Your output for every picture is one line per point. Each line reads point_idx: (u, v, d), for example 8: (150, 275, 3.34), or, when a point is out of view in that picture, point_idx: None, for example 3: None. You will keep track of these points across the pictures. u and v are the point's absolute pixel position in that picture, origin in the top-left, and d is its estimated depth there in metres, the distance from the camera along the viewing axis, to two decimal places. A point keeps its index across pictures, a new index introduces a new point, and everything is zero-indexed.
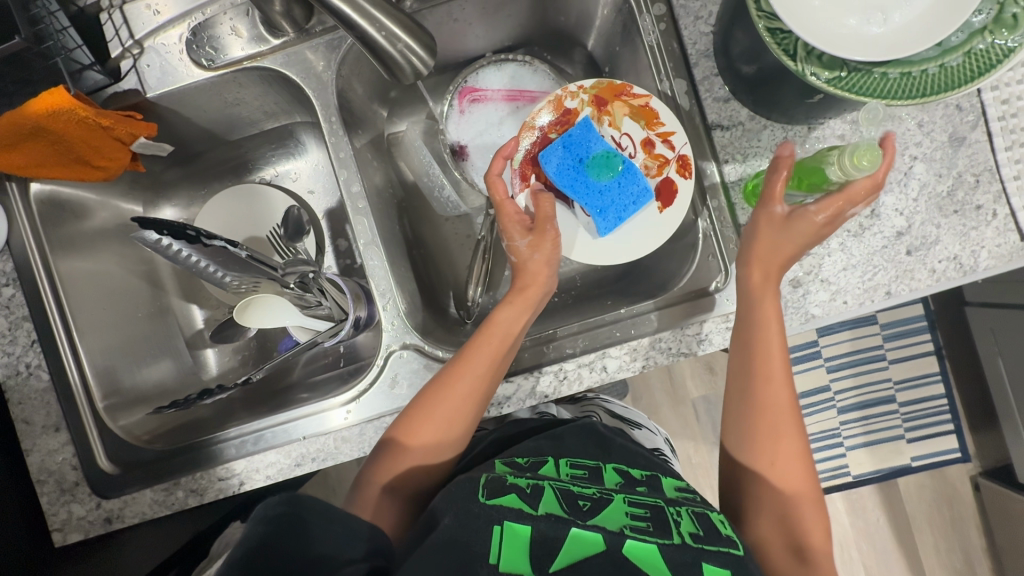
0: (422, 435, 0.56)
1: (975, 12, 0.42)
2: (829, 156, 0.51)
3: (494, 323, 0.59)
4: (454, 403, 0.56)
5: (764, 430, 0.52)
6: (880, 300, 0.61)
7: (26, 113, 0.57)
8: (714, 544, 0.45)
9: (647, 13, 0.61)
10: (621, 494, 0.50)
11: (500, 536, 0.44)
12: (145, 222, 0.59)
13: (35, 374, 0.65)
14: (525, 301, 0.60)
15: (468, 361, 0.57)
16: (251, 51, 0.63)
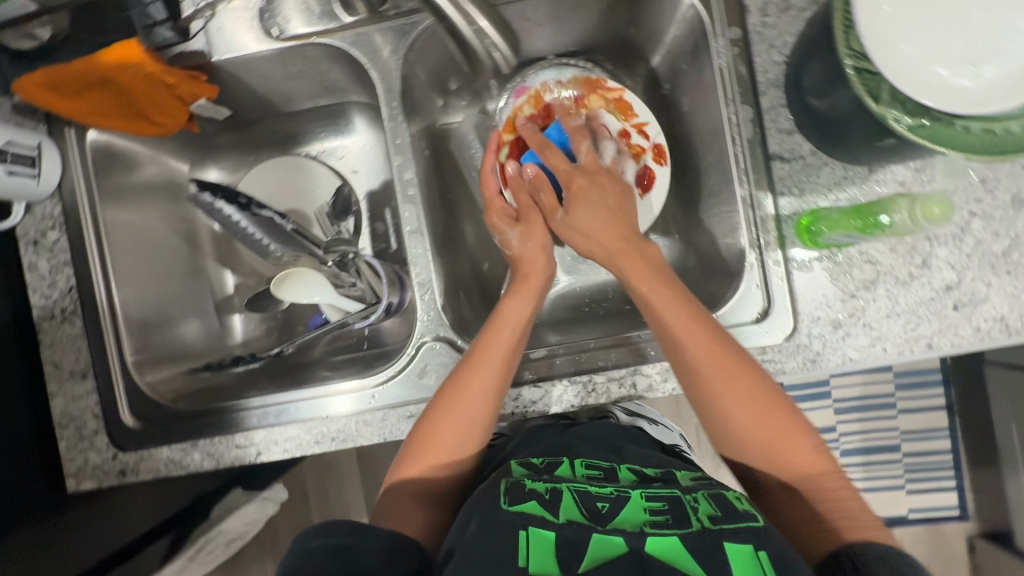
0: (443, 443, 0.56)
1: None
2: (894, 203, 0.57)
3: (501, 316, 0.60)
4: (475, 403, 0.56)
5: (746, 421, 0.52)
6: (920, 351, 0.60)
7: (99, 64, 0.58)
8: (733, 521, 0.46)
9: (721, 35, 0.61)
10: (638, 490, 0.51)
11: (526, 542, 0.45)
12: (207, 184, 0.64)
13: (69, 319, 0.66)
14: (530, 290, 0.62)
15: (482, 354, 0.58)
16: (322, 27, 0.64)
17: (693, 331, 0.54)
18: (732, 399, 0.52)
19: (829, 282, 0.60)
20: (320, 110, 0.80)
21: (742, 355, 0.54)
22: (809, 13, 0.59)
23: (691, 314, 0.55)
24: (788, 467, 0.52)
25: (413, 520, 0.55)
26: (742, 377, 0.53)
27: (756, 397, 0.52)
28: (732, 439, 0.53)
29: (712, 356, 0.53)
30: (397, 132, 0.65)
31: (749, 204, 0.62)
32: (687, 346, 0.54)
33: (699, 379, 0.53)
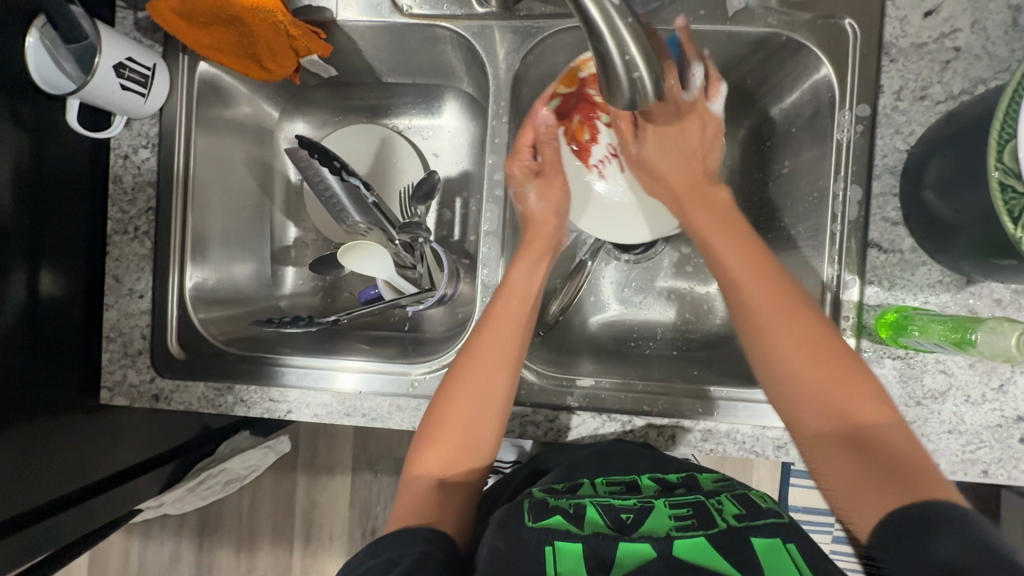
0: (452, 418, 0.56)
1: None
2: (1001, 325, 0.50)
3: (509, 284, 0.60)
4: (488, 378, 0.57)
5: (803, 365, 0.50)
6: (972, 475, 0.58)
7: (234, 1, 0.58)
8: (757, 518, 0.51)
9: (848, 109, 0.59)
10: (661, 499, 0.54)
11: (554, 556, 0.46)
12: (304, 143, 0.64)
13: (140, 239, 0.67)
14: (533, 256, 0.62)
15: (490, 322, 0.58)
16: (450, 11, 0.63)
17: (774, 309, 0.52)
18: (799, 359, 0.50)
19: (896, 382, 0.58)
20: (418, 86, 0.80)
21: (807, 300, 0.52)
22: (945, 107, 0.57)
23: (755, 266, 0.54)
24: (851, 416, 0.47)
25: (441, 510, 0.54)
26: (808, 319, 0.51)
27: (817, 337, 0.50)
28: (791, 399, 0.50)
29: (771, 300, 0.52)
30: (496, 131, 0.64)
31: (834, 285, 0.60)
32: (744, 278, 0.53)
33: (749, 309, 0.53)
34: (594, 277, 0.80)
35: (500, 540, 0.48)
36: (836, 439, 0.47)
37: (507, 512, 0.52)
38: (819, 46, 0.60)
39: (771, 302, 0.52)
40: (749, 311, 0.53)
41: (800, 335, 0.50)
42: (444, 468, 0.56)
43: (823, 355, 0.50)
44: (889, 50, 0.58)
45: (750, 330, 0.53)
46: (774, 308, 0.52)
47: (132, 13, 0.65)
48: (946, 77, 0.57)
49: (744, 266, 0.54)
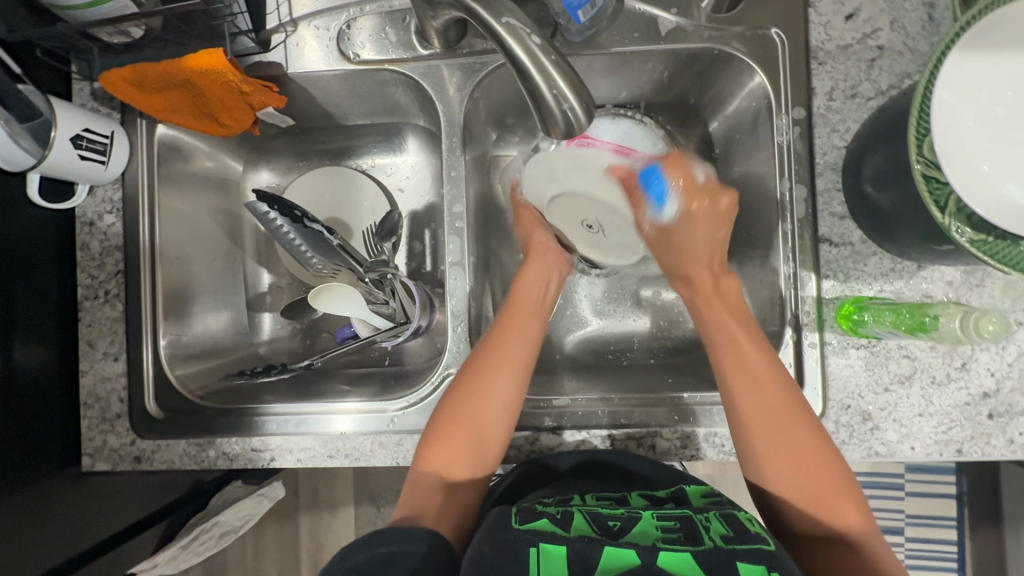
0: (496, 382, 0.59)
1: None
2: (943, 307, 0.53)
3: (519, 296, 0.66)
4: (514, 355, 0.61)
5: (788, 466, 0.53)
6: (948, 456, 0.59)
7: (182, 66, 0.59)
8: (745, 541, 0.49)
9: (785, 113, 0.61)
10: (649, 511, 0.54)
11: (538, 558, 0.46)
12: (263, 197, 0.66)
13: (111, 303, 0.68)
14: (539, 270, 0.68)
15: (505, 331, 0.62)
16: (396, 55, 0.65)
17: (772, 429, 0.54)
18: (787, 467, 0.53)
19: (864, 371, 0.60)
20: (377, 126, 0.82)
21: (800, 404, 0.54)
22: (875, 103, 0.60)
23: (756, 372, 0.56)
24: (830, 519, 0.52)
25: (444, 506, 0.57)
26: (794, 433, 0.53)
27: (792, 419, 0.54)
28: (765, 482, 0.55)
29: (760, 392, 0.55)
30: (452, 165, 0.66)
31: (793, 282, 0.62)
32: (729, 362, 0.57)
33: (745, 409, 0.55)
34: (567, 294, 0.81)
35: (488, 545, 0.48)
36: (812, 535, 0.52)
37: (495, 518, 0.52)
38: (750, 56, 0.62)
39: (763, 398, 0.55)
40: (730, 386, 0.57)
41: (772, 405, 0.54)
42: (450, 467, 0.58)
43: (813, 440, 0.53)
44: (817, 54, 0.61)
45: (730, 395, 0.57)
46: (763, 399, 0.55)
47: (89, 84, 0.66)
48: (873, 75, 0.60)
49: (745, 343, 0.58)
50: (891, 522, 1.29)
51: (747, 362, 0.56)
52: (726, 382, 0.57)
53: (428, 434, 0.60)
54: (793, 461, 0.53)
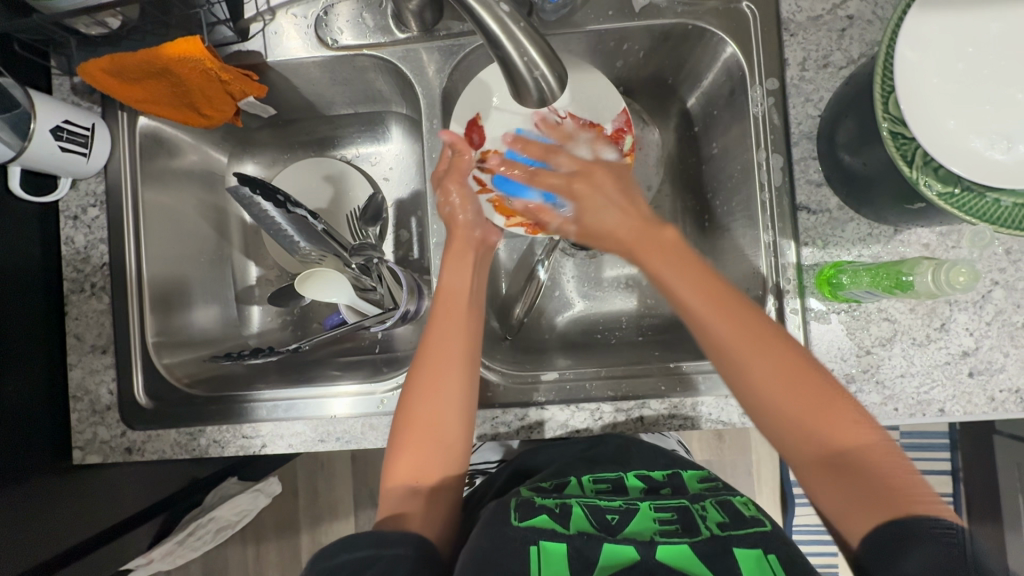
0: (440, 381, 0.56)
1: None
2: (916, 265, 0.53)
3: (444, 287, 0.59)
4: (451, 346, 0.57)
5: (775, 383, 0.48)
6: (931, 416, 0.60)
7: (160, 55, 0.60)
8: (740, 526, 0.50)
9: (758, 84, 0.62)
10: (646, 502, 0.55)
11: (539, 555, 0.47)
12: (245, 180, 0.65)
13: (97, 295, 0.68)
14: (467, 256, 0.61)
15: (439, 330, 0.58)
16: (373, 40, 0.66)
17: (742, 341, 0.49)
18: (788, 398, 0.48)
19: (845, 336, 0.61)
20: (360, 116, 0.82)
21: (757, 308, 0.50)
22: (847, 72, 0.61)
23: (700, 281, 0.50)
24: (834, 441, 0.47)
25: (425, 515, 0.54)
26: (772, 348, 0.49)
27: (767, 341, 0.49)
28: (759, 404, 0.49)
29: (733, 315, 0.49)
30: (432, 146, 0.66)
31: (772, 251, 0.63)
32: (691, 299, 0.50)
33: (716, 339, 0.49)
34: (554, 276, 0.82)
35: (485, 538, 0.49)
36: (825, 465, 0.47)
37: (495, 512, 0.52)
38: (722, 30, 0.63)
39: (739, 325, 0.49)
40: (706, 323, 0.50)
41: (755, 327, 0.49)
42: (418, 474, 0.55)
43: (785, 346, 0.49)
44: (788, 25, 0.62)
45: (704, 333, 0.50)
46: (733, 317, 0.49)
47: (69, 78, 0.67)
48: (844, 44, 0.61)
49: (666, 266, 0.51)
50: None
51: (725, 292, 0.50)
52: (699, 319, 0.50)
53: (391, 445, 0.57)
54: (785, 378, 0.48)
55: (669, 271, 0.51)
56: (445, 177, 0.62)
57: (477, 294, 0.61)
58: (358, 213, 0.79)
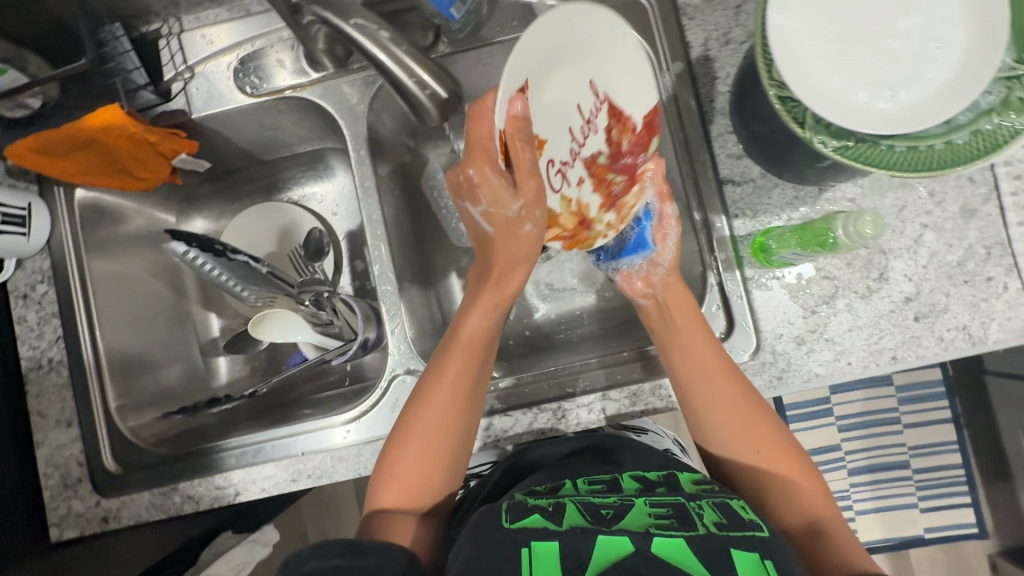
0: (445, 403, 0.57)
1: (985, 94, 0.44)
2: (834, 220, 0.55)
3: (468, 330, 0.61)
4: (457, 381, 0.58)
5: (761, 447, 0.60)
6: (885, 364, 0.61)
7: (82, 126, 0.61)
8: (738, 529, 0.49)
9: (667, 70, 0.64)
10: (642, 498, 0.54)
11: (529, 556, 0.46)
12: (178, 235, 0.63)
13: (56, 369, 0.68)
14: (487, 297, 0.63)
15: (449, 361, 0.59)
16: (293, 81, 0.68)
17: (735, 405, 0.60)
18: (761, 452, 0.60)
19: (789, 299, 0.61)
20: (300, 157, 0.84)
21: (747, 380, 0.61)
22: (748, 46, 0.63)
23: (717, 356, 0.60)
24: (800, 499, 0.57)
25: (405, 530, 0.55)
26: (761, 418, 0.60)
27: (752, 404, 0.60)
28: (748, 463, 0.60)
29: (732, 378, 0.60)
30: (363, 175, 0.68)
31: (705, 228, 0.64)
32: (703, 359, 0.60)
33: (717, 403, 0.60)
34: None
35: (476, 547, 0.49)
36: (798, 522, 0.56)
37: (485, 514, 0.52)
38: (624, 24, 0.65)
39: (725, 382, 0.60)
40: (697, 361, 0.60)
41: (733, 388, 0.60)
42: (406, 492, 0.57)
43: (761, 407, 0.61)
44: (685, 10, 0.64)
45: (696, 388, 0.60)
46: (725, 379, 0.60)
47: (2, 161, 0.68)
48: (741, 20, 0.63)
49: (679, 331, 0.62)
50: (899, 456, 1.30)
51: (714, 352, 0.60)
52: (704, 378, 0.60)
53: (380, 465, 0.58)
54: (764, 438, 0.60)
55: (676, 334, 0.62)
56: (477, 181, 0.57)
57: (494, 332, 0.63)
58: (300, 251, 0.81)
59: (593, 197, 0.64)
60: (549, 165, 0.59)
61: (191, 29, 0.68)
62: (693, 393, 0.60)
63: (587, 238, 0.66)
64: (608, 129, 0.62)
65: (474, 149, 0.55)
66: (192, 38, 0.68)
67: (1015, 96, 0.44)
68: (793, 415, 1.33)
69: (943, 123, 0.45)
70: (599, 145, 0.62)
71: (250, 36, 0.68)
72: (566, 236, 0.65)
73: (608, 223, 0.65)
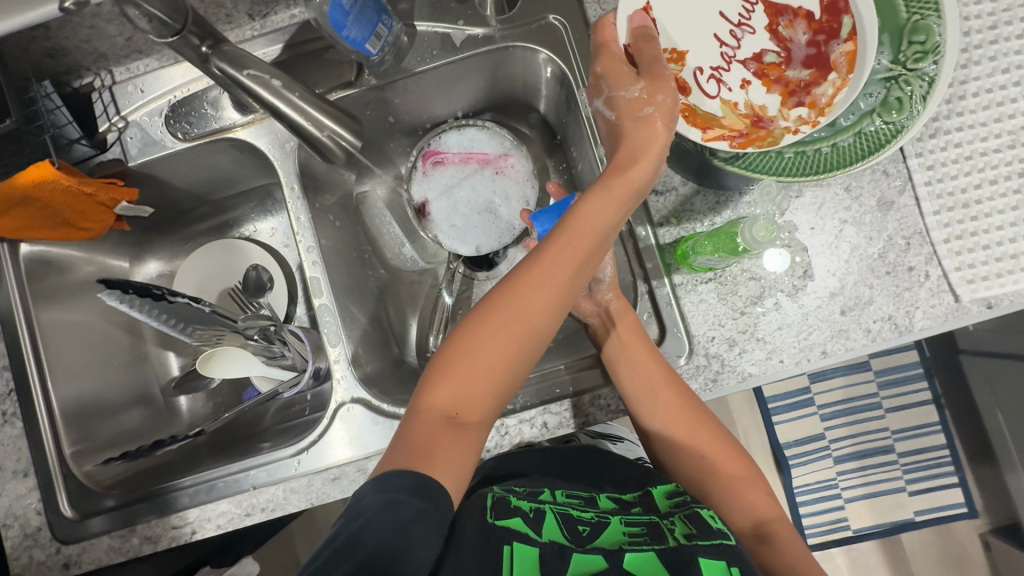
0: (532, 306, 0.51)
1: (867, 97, 0.55)
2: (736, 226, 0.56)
3: (585, 210, 0.53)
4: (553, 283, 0.52)
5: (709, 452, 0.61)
6: (816, 359, 0.61)
7: (15, 184, 0.63)
8: (709, 537, 0.50)
9: (583, 87, 0.66)
10: (617, 516, 0.54)
11: (511, 555, 0.47)
12: (112, 283, 0.63)
13: (10, 421, 0.69)
14: (617, 191, 0.53)
15: (547, 257, 0.52)
16: (222, 125, 0.69)
17: (681, 414, 0.60)
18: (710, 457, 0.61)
19: (717, 302, 0.63)
20: (249, 194, 0.86)
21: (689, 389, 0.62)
22: None
23: (659, 369, 0.60)
24: (748, 503, 0.58)
25: (449, 453, 0.50)
26: (706, 424, 0.61)
27: (697, 412, 0.61)
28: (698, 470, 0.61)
29: (677, 388, 0.61)
30: (299, 209, 0.69)
31: (632, 238, 0.66)
32: (645, 371, 0.60)
33: (664, 414, 0.60)
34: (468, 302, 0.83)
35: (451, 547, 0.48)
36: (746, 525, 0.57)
37: (464, 512, 0.52)
38: (539, 45, 0.67)
39: (668, 392, 0.60)
40: (640, 376, 0.61)
41: (678, 397, 0.60)
42: (460, 409, 0.51)
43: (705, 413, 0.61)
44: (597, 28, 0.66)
45: (642, 402, 0.60)
46: (669, 390, 0.60)
47: None
48: None
49: (624, 344, 0.62)
50: (883, 441, 1.31)
51: (656, 364, 0.61)
52: (649, 392, 0.60)
53: (444, 369, 0.52)
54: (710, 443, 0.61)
55: (621, 348, 0.62)
56: (604, 74, 0.57)
57: (610, 234, 0.54)
58: (239, 289, 0.82)
59: (768, 97, 0.58)
60: (696, 72, 0.59)
61: (124, 82, 0.71)
62: (639, 407, 0.61)
63: (765, 136, 0.57)
64: (773, 26, 0.58)
65: (604, 51, 0.58)
66: (125, 89, 0.71)
67: (892, 97, 0.54)
68: (773, 408, 1.34)
69: (828, 129, 0.55)
70: (763, 42, 0.59)
71: (182, 83, 0.71)
72: (740, 135, 0.57)
73: (799, 120, 0.57)
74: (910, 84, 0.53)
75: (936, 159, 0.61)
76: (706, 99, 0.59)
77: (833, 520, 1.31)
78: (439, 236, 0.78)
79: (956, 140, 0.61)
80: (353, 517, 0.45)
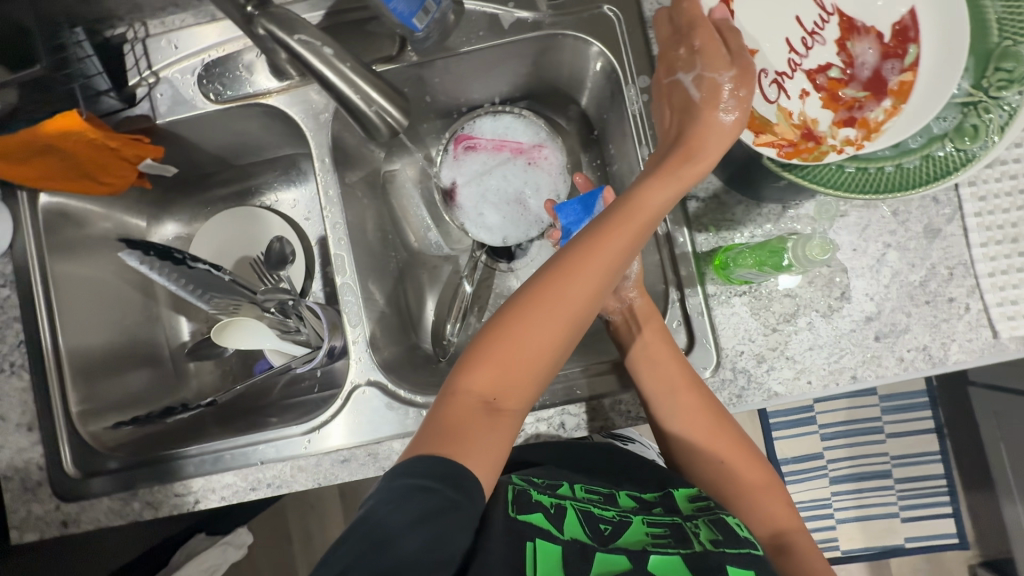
0: (579, 291, 0.50)
1: (940, 121, 0.52)
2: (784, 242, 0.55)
3: (642, 205, 0.51)
4: (602, 269, 0.50)
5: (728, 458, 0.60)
6: (845, 383, 0.60)
7: (41, 132, 0.61)
8: (736, 545, 0.49)
9: (632, 83, 0.64)
10: (639, 515, 0.53)
11: (534, 552, 0.46)
12: (134, 243, 0.63)
13: (17, 373, 0.68)
14: (673, 181, 0.52)
15: (599, 244, 0.51)
16: (257, 88, 0.67)
17: (700, 418, 0.59)
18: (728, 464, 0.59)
19: (750, 315, 0.61)
20: (274, 163, 0.84)
21: (710, 394, 0.60)
22: None
23: (682, 369, 0.59)
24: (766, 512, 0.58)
25: (480, 439, 0.48)
26: (726, 429, 0.60)
27: (717, 418, 0.59)
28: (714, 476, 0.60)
29: (699, 391, 0.59)
30: (328, 182, 0.67)
31: (669, 242, 0.64)
32: (670, 371, 0.59)
33: (684, 417, 0.59)
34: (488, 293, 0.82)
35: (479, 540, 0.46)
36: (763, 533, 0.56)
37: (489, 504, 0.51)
38: (591, 35, 0.65)
39: (690, 396, 0.59)
40: (665, 377, 0.59)
41: (699, 400, 0.59)
42: (494, 393, 0.50)
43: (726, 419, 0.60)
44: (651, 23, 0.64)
45: (661, 405, 0.59)
46: (690, 393, 0.59)
47: None
48: None
49: (651, 341, 0.61)
50: (884, 466, 1.30)
51: (682, 364, 0.59)
52: (671, 394, 0.59)
53: (480, 355, 0.51)
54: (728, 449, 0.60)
55: (646, 346, 0.61)
56: (701, 49, 0.54)
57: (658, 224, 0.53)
58: (262, 261, 0.81)
59: (824, 111, 0.56)
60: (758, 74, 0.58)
61: (157, 34, 0.68)
62: (659, 408, 0.59)
63: (812, 151, 0.54)
64: (843, 41, 0.57)
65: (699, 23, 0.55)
66: (158, 42, 0.68)
67: (968, 124, 0.51)
68: (777, 424, 1.33)
69: (892, 148, 0.53)
70: (831, 55, 0.57)
71: (216, 42, 0.68)
72: (788, 145, 0.55)
73: (846, 139, 0.54)
74: (991, 112, 0.50)
75: (988, 190, 0.60)
76: (763, 103, 0.57)
77: (826, 539, 1.31)
78: (464, 222, 0.77)
79: (1012, 173, 0.59)
80: (382, 500, 0.43)
